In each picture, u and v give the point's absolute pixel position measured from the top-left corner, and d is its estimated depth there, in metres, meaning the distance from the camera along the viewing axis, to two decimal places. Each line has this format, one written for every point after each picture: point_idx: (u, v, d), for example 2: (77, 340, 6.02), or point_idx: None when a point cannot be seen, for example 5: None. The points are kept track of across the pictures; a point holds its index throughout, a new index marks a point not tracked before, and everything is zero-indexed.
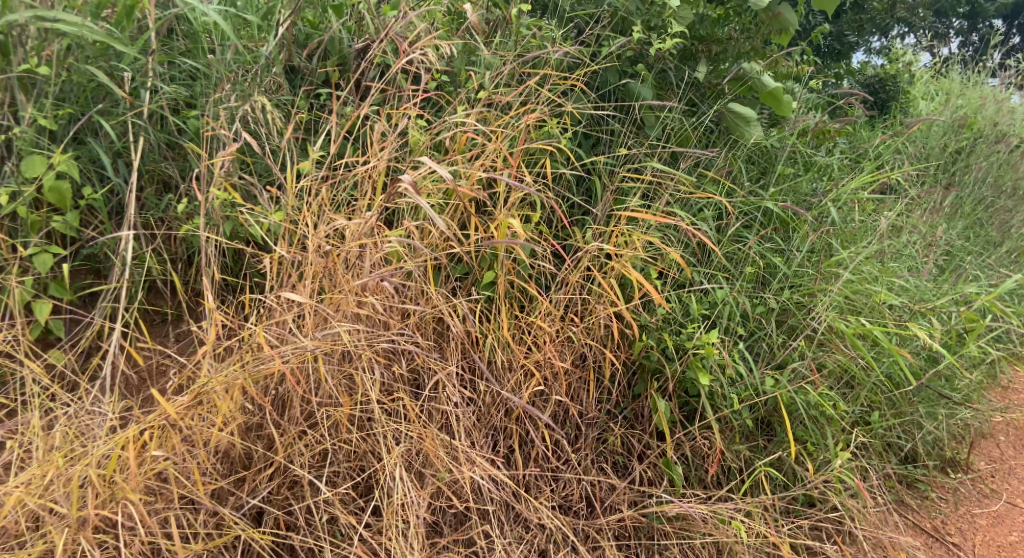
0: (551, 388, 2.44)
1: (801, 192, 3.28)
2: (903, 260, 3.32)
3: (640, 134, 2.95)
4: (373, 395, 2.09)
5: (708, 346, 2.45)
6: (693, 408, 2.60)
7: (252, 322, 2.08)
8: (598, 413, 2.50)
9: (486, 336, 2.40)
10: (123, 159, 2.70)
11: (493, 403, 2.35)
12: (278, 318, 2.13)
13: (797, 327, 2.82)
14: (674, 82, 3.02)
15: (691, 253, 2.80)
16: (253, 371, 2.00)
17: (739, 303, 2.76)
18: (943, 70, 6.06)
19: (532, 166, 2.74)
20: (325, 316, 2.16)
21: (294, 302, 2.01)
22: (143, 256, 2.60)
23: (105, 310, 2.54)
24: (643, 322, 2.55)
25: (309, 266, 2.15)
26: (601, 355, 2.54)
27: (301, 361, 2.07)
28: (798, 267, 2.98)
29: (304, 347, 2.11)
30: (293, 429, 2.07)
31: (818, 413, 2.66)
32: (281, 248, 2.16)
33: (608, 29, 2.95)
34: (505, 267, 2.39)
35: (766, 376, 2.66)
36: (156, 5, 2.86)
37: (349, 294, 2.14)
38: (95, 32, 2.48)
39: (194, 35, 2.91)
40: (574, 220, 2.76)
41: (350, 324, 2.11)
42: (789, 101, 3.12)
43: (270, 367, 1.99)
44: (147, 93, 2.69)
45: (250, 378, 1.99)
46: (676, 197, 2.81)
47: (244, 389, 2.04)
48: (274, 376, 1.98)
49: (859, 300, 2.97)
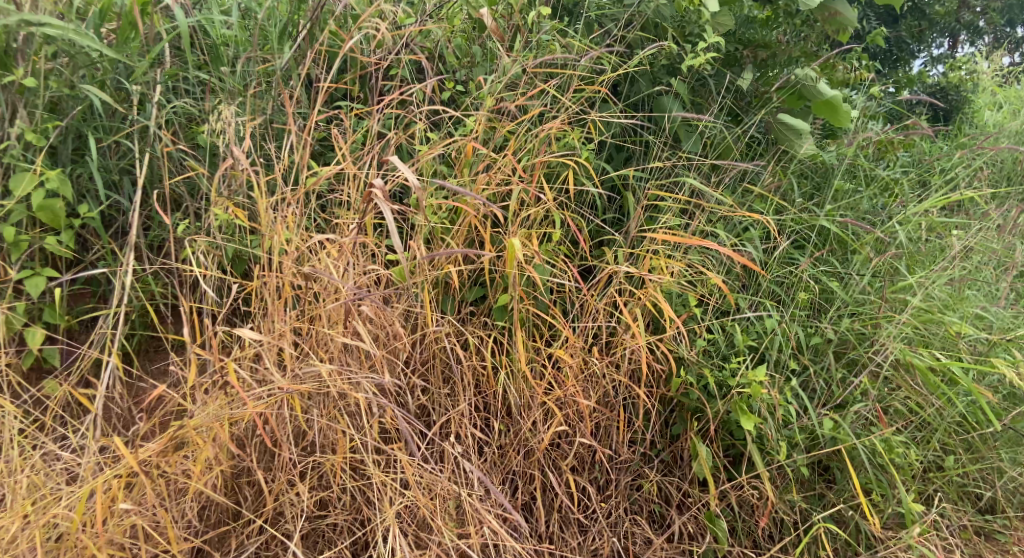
0: (575, 428, 2.21)
1: (862, 209, 2.97)
2: (978, 285, 3.00)
3: (676, 147, 2.70)
4: (364, 442, 1.88)
5: (754, 385, 2.18)
6: (739, 453, 2.32)
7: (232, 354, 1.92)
8: (630, 457, 2.25)
9: (500, 371, 2.20)
10: (128, 177, 2.55)
11: (509, 447, 2.17)
12: (247, 360, 2.01)
13: (857, 360, 2.53)
14: (714, 90, 2.76)
15: (734, 277, 2.55)
16: (231, 414, 1.82)
17: (790, 333, 2.50)
18: (1015, 76, 5.65)
19: (553, 181, 2.53)
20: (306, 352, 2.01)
21: (248, 338, 1.89)
22: (144, 277, 2.41)
23: (100, 338, 2.35)
24: (680, 354, 2.30)
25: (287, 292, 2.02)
26: (633, 391, 2.30)
27: (278, 401, 1.89)
28: (858, 293, 2.69)
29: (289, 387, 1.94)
30: (284, 477, 1.88)
31: (884, 460, 2.36)
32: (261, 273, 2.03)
33: (643, 33, 2.74)
34: (518, 293, 2.19)
35: (824, 417, 2.37)
36: (168, 17, 2.73)
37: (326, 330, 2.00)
38: (77, 35, 2.34)
39: (209, 47, 2.77)
40: (600, 240, 2.56)
41: (335, 362, 1.91)
42: (846, 113, 2.83)
43: (250, 408, 1.81)
44: (152, 107, 2.55)
45: (228, 421, 1.81)
46: (715, 216, 2.56)
47: (226, 433, 1.86)
48: (241, 422, 1.82)
49: (928, 332, 2.66)
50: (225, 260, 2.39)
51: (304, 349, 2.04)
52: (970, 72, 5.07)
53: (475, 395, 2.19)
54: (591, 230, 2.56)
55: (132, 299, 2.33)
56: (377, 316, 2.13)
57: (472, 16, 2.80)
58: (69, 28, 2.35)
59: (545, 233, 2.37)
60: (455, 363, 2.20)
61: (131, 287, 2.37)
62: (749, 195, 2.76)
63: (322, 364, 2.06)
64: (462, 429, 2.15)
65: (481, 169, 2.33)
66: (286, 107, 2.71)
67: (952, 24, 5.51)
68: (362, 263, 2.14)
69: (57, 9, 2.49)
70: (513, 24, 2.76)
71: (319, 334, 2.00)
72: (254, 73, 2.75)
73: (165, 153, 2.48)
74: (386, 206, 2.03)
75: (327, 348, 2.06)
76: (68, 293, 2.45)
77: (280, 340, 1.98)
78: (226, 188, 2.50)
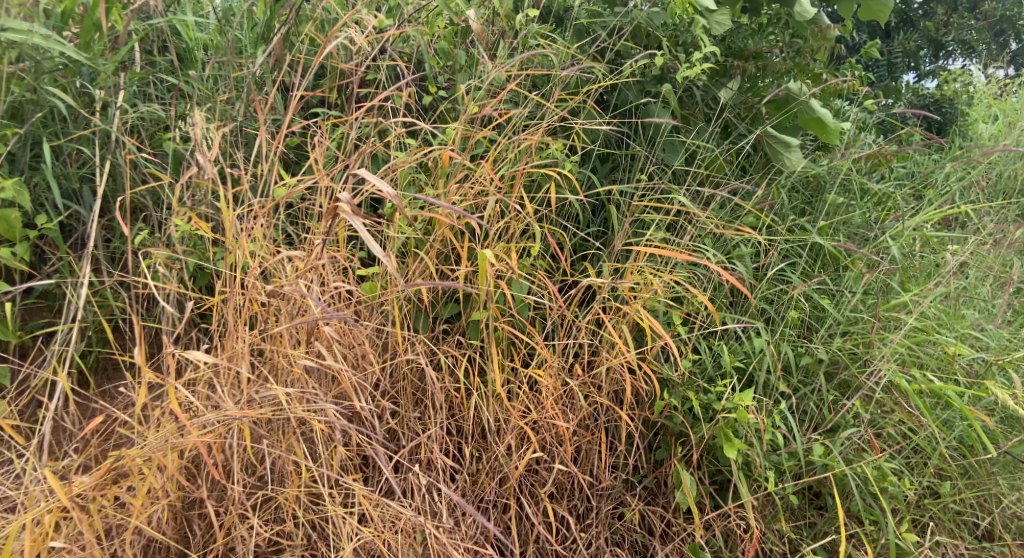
0: (552, 453, 2.10)
1: (854, 223, 2.87)
2: (974, 303, 2.90)
3: (663, 157, 2.59)
4: (318, 471, 1.77)
5: (740, 410, 2.07)
6: (724, 480, 2.21)
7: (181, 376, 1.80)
8: (612, 483, 2.14)
9: (474, 392, 2.10)
10: (88, 186, 2.43)
11: (483, 473, 2.06)
12: (202, 381, 1.90)
13: (849, 383, 2.43)
14: (703, 100, 2.67)
15: (721, 295, 2.44)
16: (173, 443, 1.71)
17: (780, 353, 2.39)
18: (1008, 90, 5.57)
19: (533, 193, 2.43)
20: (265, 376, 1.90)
21: (198, 361, 1.79)
22: (102, 292, 2.29)
23: (53, 355, 2.21)
24: (664, 376, 2.19)
25: (242, 311, 1.90)
26: (614, 414, 2.19)
27: (227, 428, 1.78)
28: (850, 311, 2.59)
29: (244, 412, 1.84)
30: (235, 510, 1.77)
31: (878, 488, 2.24)
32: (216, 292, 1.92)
33: (630, 40, 2.64)
34: (494, 311, 2.08)
35: (815, 443, 2.26)
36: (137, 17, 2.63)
37: (285, 353, 1.88)
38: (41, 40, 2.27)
39: (181, 51, 2.66)
40: (583, 255, 2.45)
41: (290, 386, 1.80)
42: (837, 128, 2.71)
43: (194, 437, 1.70)
44: (114, 112, 2.43)
45: (170, 451, 1.71)
46: (702, 230, 2.45)
47: (171, 463, 1.75)
48: (188, 452, 1.72)
49: (923, 353, 2.56)
50: (187, 274, 2.27)
51: (265, 369, 1.93)
52: (962, 85, 4.99)
53: (448, 417, 2.09)
54: (574, 245, 2.45)
55: (88, 315, 2.21)
56: (343, 335, 2.02)
57: (454, 21, 2.70)
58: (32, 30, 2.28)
59: (524, 248, 2.26)
60: (427, 384, 2.09)
61: (87, 302, 2.24)
62: (737, 208, 2.66)
63: (283, 387, 1.96)
64: (432, 455, 2.04)
65: (457, 180, 2.23)
66: (258, 114, 2.60)
67: (944, 38, 5.43)
68: (328, 279, 2.03)
69: (18, 10, 2.38)
70: (495, 29, 2.65)
71: (279, 354, 1.89)
72: (225, 79, 2.64)
73: (126, 160, 2.36)
74: (353, 221, 1.86)
75: (289, 370, 1.95)
76: (23, 307, 2.33)
77: (237, 361, 1.87)
78: (191, 198, 2.38)
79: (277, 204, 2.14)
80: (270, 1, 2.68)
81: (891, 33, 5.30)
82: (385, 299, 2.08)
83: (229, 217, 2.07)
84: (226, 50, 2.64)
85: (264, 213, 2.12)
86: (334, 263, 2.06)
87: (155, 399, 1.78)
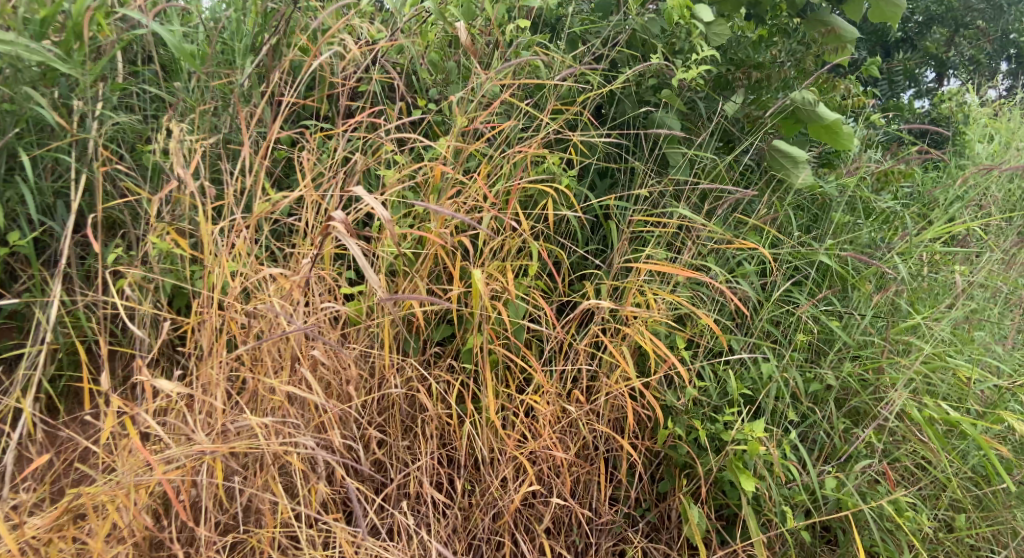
0: (550, 487, 1.99)
1: (862, 242, 2.77)
2: (985, 326, 2.80)
3: (664, 173, 2.48)
4: (296, 510, 1.66)
5: (751, 441, 1.96)
6: (731, 515, 2.09)
7: (150, 406, 1.69)
8: (612, 518, 2.02)
9: (467, 421, 1.99)
10: (63, 200, 2.31)
11: (476, 507, 1.94)
12: (174, 410, 1.78)
13: (860, 410, 2.33)
14: (706, 114, 2.57)
15: (726, 316, 2.33)
16: (138, 480, 1.60)
17: (788, 378, 2.28)
18: (1001, 109, 5.51)
19: (531, 209, 2.32)
20: (241, 407, 1.79)
21: (166, 390, 1.67)
22: (74, 312, 2.16)
23: (21, 379, 2.08)
24: (667, 403, 2.07)
25: (218, 335, 1.79)
26: (615, 443, 2.07)
27: (197, 464, 1.67)
28: (860, 334, 2.50)
29: (217, 446, 1.72)
30: (207, 552, 1.66)
31: (894, 524, 2.13)
32: (193, 314, 1.81)
33: (632, 52, 2.54)
34: (489, 333, 1.97)
35: (827, 475, 2.15)
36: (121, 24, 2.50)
37: (263, 381, 1.77)
38: (23, 51, 2.14)
39: (167, 61, 2.55)
40: (582, 274, 2.35)
41: (266, 418, 1.69)
42: (847, 138, 2.62)
43: (159, 476, 1.58)
44: (93, 123, 2.31)
45: (134, 489, 1.59)
46: (706, 248, 2.34)
47: (136, 501, 1.63)
48: (154, 491, 1.60)
49: (937, 378, 2.46)
50: (164, 294, 2.15)
51: (242, 397, 1.82)
52: (964, 102, 4.92)
53: (439, 447, 1.97)
54: (572, 264, 2.34)
55: (58, 337, 2.08)
56: (328, 361, 1.91)
57: (450, 32, 2.60)
58: (13, 42, 2.14)
59: (521, 266, 2.15)
60: (417, 412, 1.98)
61: (59, 322, 2.12)
62: (742, 227, 2.56)
63: (261, 416, 1.84)
64: (422, 488, 1.92)
65: (452, 195, 2.12)
66: (243, 126, 2.49)
67: (944, 55, 5.36)
68: (311, 300, 1.91)
69: None
70: (492, 40, 2.55)
71: (257, 382, 1.77)
72: (212, 89, 2.53)
73: (103, 173, 2.25)
74: (346, 241, 1.73)
75: (270, 398, 1.83)
76: None
77: (212, 389, 1.75)
78: (172, 214, 2.27)
79: (260, 219, 2.03)
80: (260, 9, 2.58)
81: (891, 50, 5.24)
82: (373, 321, 1.97)
83: (210, 231, 1.96)
84: (213, 60, 2.53)
85: (246, 229, 2.01)
86: (320, 283, 1.95)
87: (122, 433, 1.66)
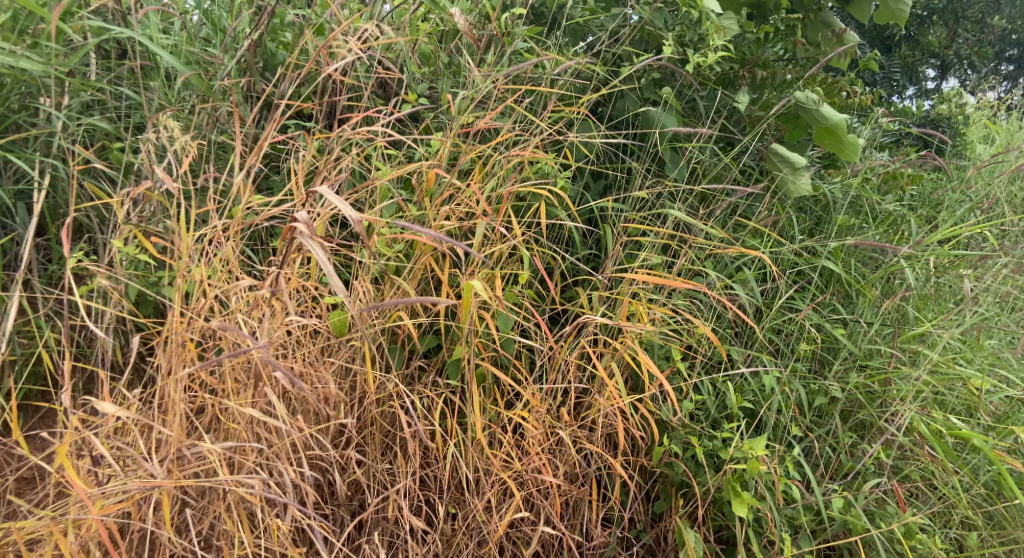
0: (537, 509, 1.87)
1: (867, 246, 2.65)
2: (995, 334, 2.67)
3: (662, 173, 2.37)
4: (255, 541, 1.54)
5: (751, 460, 1.84)
6: (731, 537, 1.97)
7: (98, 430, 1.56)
8: (605, 541, 1.90)
9: (450, 440, 1.87)
10: (26, 203, 2.17)
11: (460, 531, 1.83)
12: (131, 432, 1.66)
13: (868, 423, 2.22)
14: (707, 111, 2.45)
15: (725, 324, 2.22)
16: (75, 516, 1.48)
17: (792, 390, 2.16)
18: (1002, 109, 5.38)
19: (521, 212, 2.20)
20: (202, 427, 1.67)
21: (114, 413, 1.55)
22: (35, 321, 2.03)
23: None
24: (663, 420, 1.96)
25: (179, 349, 1.67)
26: (608, 461, 1.96)
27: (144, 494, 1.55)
28: (866, 343, 2.38)
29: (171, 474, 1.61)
30: None
31: (904, 546, 2.01)
32: (157, 326, 1.69)
33: (631, 46, 2.42)
34: (473, 345, 1.85)
35: (833, 495, 2.03)
36: (95, 17, 2.37)
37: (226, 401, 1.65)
38: None
39: (145, 56, 2.42)
40: (575, 281, 2.23)
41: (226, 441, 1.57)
42: (852, 143, 2.48)
43: (97, 513, 1.46)
44: (60, 121, 2.17)
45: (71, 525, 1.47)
46: (703, 253, 2.23)
47: (80, 534, 1.51)
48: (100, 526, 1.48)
49: (947, 390, 2.33)
50: (130, 302, 2.03)
51: (205, 418, 1.70)
52: (963, 102, 4.81)
53: (420, 467, 1.86)
54: (564, 270, 2.23)
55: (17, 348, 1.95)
56: (301, 377, 1.79)
57: (441, 25, 2.47)
58: None
59: (511, 274, 2.04)
60: (398, 430, 1.86)
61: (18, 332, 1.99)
62: (742, 230, 2.44)
63: (226, 437, 1.72)
64: (400, 512, 1.80)
65: (442, 199, 2.01)
66: (222, 124, 2.37)
67: (947, 53, 5.21)
68: (282, 310, 1.79)
69: None
70: (485, 34, 2.42)
71: (220, 402, 1.65)
72: (191, 87, 2.40)
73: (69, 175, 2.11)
74: (312, 245, 1.57)
75: (234, 417, 1.72)
76: None
77: (170, 410, 1.63)
78: (141, 216, 2.15)
79: (233, 222, 1.91)
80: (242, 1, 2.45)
81: (892, 48, 5.10)
82: (354, 333, 1.85)
83: (181, 236, 1.84)
84: (192, 55, 2.40)
85: (219, 234, 1.89)
86: (295, 290, 1.83)
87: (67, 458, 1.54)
